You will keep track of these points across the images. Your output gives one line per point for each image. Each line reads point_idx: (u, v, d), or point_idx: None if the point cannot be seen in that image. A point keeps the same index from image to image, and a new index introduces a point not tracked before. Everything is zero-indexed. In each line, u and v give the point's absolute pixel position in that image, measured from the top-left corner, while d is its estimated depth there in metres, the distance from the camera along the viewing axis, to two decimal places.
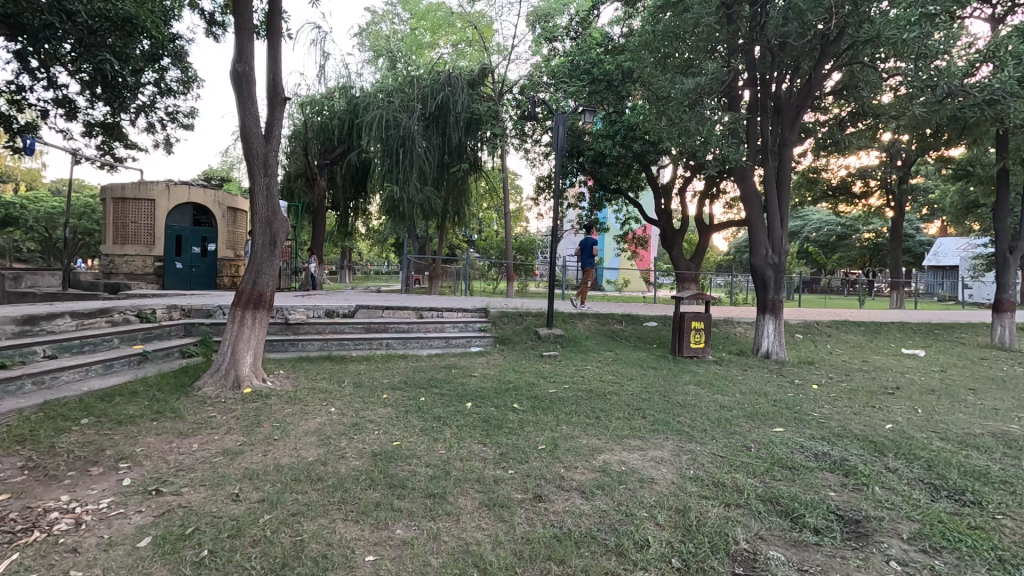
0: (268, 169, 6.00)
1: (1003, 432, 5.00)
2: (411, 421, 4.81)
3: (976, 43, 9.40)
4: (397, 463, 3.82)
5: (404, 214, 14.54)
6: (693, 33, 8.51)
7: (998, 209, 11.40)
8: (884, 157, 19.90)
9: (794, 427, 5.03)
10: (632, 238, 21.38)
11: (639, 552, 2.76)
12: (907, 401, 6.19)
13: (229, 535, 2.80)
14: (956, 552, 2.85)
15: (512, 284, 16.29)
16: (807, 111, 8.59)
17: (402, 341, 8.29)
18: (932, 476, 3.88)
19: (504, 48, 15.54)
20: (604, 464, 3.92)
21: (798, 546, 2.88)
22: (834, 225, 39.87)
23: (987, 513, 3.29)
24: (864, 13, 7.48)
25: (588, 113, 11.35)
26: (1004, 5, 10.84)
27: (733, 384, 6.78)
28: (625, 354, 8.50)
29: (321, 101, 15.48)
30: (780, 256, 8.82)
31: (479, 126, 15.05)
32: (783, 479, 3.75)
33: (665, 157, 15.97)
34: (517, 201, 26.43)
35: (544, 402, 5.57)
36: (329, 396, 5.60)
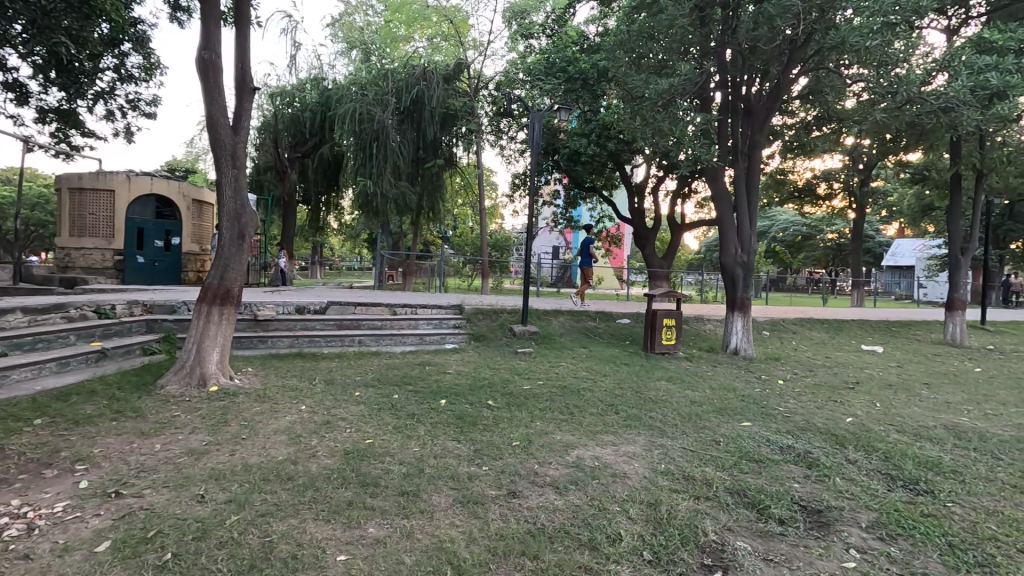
0: (236, 161, 5.83)
1: (955, 424, 5.25)
2: (384, 419, 4.75)
3: (933, 53, 9.81)
4: (369, 462, 3.76)
5: (377, 209, 14.31)
6: (667, 35, 8.65)
7: (952, 213, 11.90)
8: (847, 160, 20.61)
9: (760, 422, 5.17)
10: (607, 236, 21.59)
11: (611, 546, 2.80)
12: (867, 396, 6.44)
13: (193, 537, 2.72)
14: (910, 539, 2.98)
15: (487, 281, 16.28)
16: (775, 114, 8.83)
17: (375, 338, 8.18)
18: (889, 467, 4.05)
19: (480, 44, 15.48)
20: (577, 460, 3.95)
21: (765, 537, 2.97)
22: (799, 225, 41.25)
23: (940, 502, 3.45)
24: (830, 20, 7.65)
25: (563, 111, 11.38)
26: (959, 17, 11.35)
27: (703, 380, 6.94)
28: (599, 351, 8.59)
29: (292, 92, 15.11)
30: (748, 255, 9.03)
31: (454, 121, 14.94)
32: (750, 472, 3.86)
33: (639, 157, 16.14)
34: (492, 199, 26.40)
35: (518, 398, 5.58)
36: (298, 394, 5.48)
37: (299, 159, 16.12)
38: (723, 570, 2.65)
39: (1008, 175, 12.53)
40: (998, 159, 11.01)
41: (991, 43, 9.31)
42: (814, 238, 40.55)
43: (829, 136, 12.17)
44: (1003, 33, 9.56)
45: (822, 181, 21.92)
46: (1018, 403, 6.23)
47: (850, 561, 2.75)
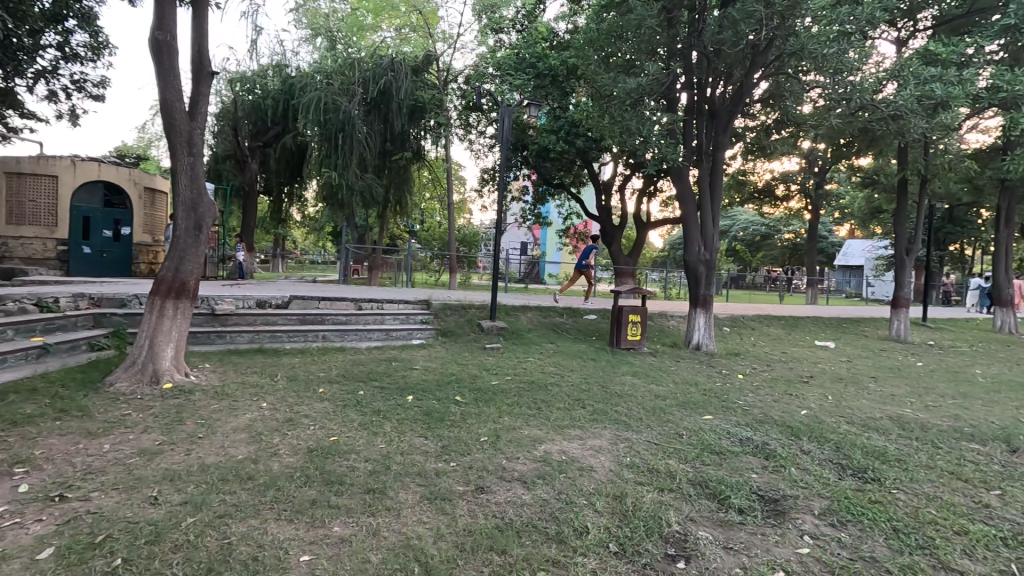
0: (193, 148, 5.58)
1: (899, 416, 5.56)
2: (350, 416, 4.66)
3: (884, 62, 10.30)
4: (334, 459, 3.68)
5: (343, 202, 14.04)
6: (636, 35, 8.74)
7: (898, 216, 12.56)
8: (804, 163, 21.44)
9: (722, 415, 5.35)
10: (574, 233, 21.79)
11: (578, 539, 2.83)
12: (820, 389, 6.75)
13: (146, 541, 2.60)
14: (858, 524, 3.14)
15: (455, 276, 16.18)
16: (738, 116, 9.09)
17: (340, 333, 8.00)
18: (840, 456, 4.25)
19: (449, 36, 15.30)
20: (545, 454, 3.98)
21: (725, 526, 3.07)
22: (759, 225, 42.81)
23: (885, 489, 3.65)
24: (791, 26, 7.90)
25: (532, 107, 11.38)
26: (908, 29, 11.92)
27: (667, 375, 7.11)
28: (566, 347, 8.66)
29: (253, 78, 14.67)
30: (711, 253, 9.30)
31: (423, 114, 14.74)
32: (712, 464, 3.98)
33: (606, 154, 16.33)
34: (460, 193, 26.22)
35: (487, 394, 5.59)
36: (261, 391, 5.32)
37: (261, 149, 15.58)
38: (686, 559, 2.73)
39: (948, 181, 13.32)
40: (941, 165, 11.68)
41: (936, 56, 9.84)
42: (772, 238, 42.09)
43: (788, 139, 12.62)
44: (946, 46, 10.13)
45: (780, 184, 22.75)
46: (955, 394, 6.67)
47: (804, 547, 2.87)
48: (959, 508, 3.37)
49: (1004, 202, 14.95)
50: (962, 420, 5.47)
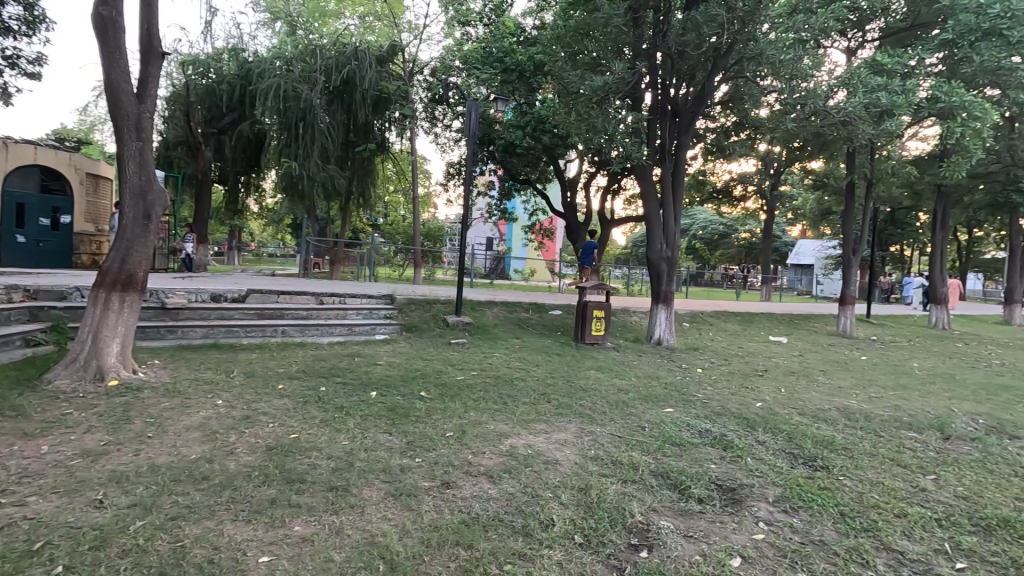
0: (141, 133, 5.28)
1: (845, 407, 5.87)
2: (311, 413, 4.53)
3: (835, 70, 10.80)
4: (295, 457, 3.58)
5: (304, 193, 13.64)
6: (603, 33, 8.81)
7: (846, 218, 13.20)
8: (760, 165, 22.22)
9: (682, 407, 5.50)
10: (540, 229, 21.88)
11: (544, 531, 2.85)
12: (774, 382, 7.04)
13: (90, 546, 2.46)
14: (809, 510, 3.30)
15: (419, 271, 16.00)
16: (700, 117, 9.29)
17: (300, 329, 7.76)
18: (792, 446, 4.45)
19: (416, 27, 15.06)
20: (510, 449, 3.99)
21: (685, 515, 3.16)
22: (717, 224, 44.19)
23: (833, 476, 3.84)
24: (750, 31, 8.14)
25: (499, 101, 11.32)
26: (857, 40, 12.55)
27: (630, 369, 7.25)
28: (532, 342, 8.71)
29: (207, 62, 13.91)
30: (672, 250, 9.53)
31: (388, 106, 14.42)
32: (673, 455, 4.09)
33: (572, 151, 16.39)
34: (425, 187, 25.89)
35: (452, 389, 5.55)
36: (215, 388, 5.11)
37: (215, 136, 14.86)
38: (649, 548, 2.79)
39: (891, 185, 14.10)
40: (886, 170, 12.32)
41: (883, 66, 10.36)
42: (729, 237, 43.56)
43: (746, 141, 13.05)
44: (891, 58, 10.69)
45: (738, 184, 23.48)
46: (895, 386, 7.09)
47: (759, 533, 2.98)
48: (899, 493, 3.58)
49: (940, 206, 15.88)
50: (901, 410, 5.82)
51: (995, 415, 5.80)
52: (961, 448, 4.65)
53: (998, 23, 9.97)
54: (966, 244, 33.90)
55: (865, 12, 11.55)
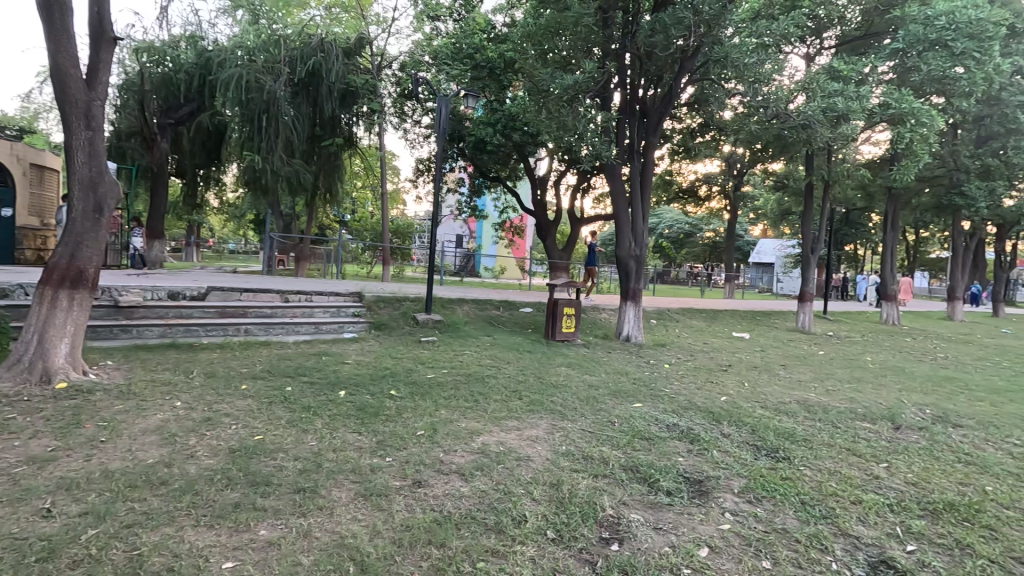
0: (91, 122, 5.01)
1: (804, 399, 6.11)
2: (276, 414, 4.40)
3: (795, 75, 11.18)
4: (260, 459, 3.47)
5: (268, 187, 13.37)
6: (573, 32, 8.86)
7: (805, 218, 13.68)
8: (724, 166, 22.80)
9: (651, 402, 5.61)
10: (510, 227, 21.88)
11: (517, 528, 2.86)
12: (737, 376, 7.28)
13: (38, 558, 2.32)
14: (772, 499, 3.41)
15: (388, 268, 15.79)
16: (667, 118, 9.45)
17: (264, 327, 7.54)
18: (755, 438, 4.59)
19: (384, 20, 14.80)
20: (482, 446, 3.98)
21: (654, 508, 3.22)
22: (682, 224, 45.15)
23: (794, 466, 3.99)
24: (716, 35, 8.30)
25: (470, 98, 11.25)
26: (815, 46, 12.95)
27: (600, 365, 7.35)
28: (503, 339, 8.70)
29: (162, 50, 13.26)
30: (641, 249, 9.67)
31: (355, 100, 14.21)
32: (642, 449, 4.16)
33: (542, 150, 16.34)
34: (393, 183, 25.53)
35: (423, 387, 5.49)
36: (173, 389, 4.90)
37: (172, 127, 14.25)
38: (619, 541, 2.83)
39: (846, 187, 14.73)
40: (842, 173, 12.86)
41: (839, 73, 10.79)
42: (695, 236, 44.64)
43: (711, 142, 13.39)
44: (847, 65, 11.14)
45: (703, 185, 23.95)
46: (851, 379, 7.43)
47: (725, 523, 3.07)
48: (856, 481, 3.75)
49: (890, 207, 16.50)
50: (856, 402, 6.10)
51: (940, 405, 6.14)
52: (910, 437, 4.90)
53: (944, 34, 10.43)
54: (914, 244, 35.76)
55: (823, 20, 11.94)
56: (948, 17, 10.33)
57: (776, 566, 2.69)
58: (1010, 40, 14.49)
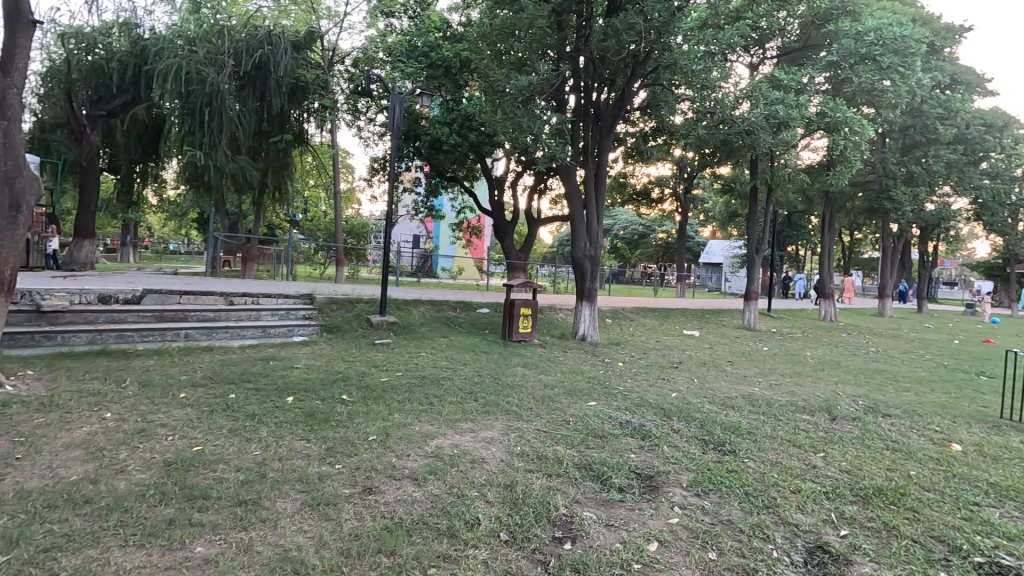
0: (6, 112, 4.59)
1: (749, 394, 6.38)
2: (217, 423, 4.18)
3: (740, 83, 11.69)
4: (197, 471, 3.28)
5: (211, 184, 12.74)
6: (527, 34, 8.89)
7: (750, 220, 14.29)
8: (675, 169, 23.53)
9: (605, 400, 5.70)
10: (468, 227, 21.80)
11: (469, 531, 2.83)
12: (688, 373, 7.52)
13: None
14: (719, 492, 3.52)
15: (342, 269, 15.38)
16: (620, 121, 9.62)
17: (207, 332, 7.18)
18: (703, 432, 4.75)
19: (336, 14, 14.42)
20: (436, 449, 3.92)
21: (607, 505, 3.27)
22: (637, 225, 46.29)
23: (739, 459, 4.14)
24: (665, 41, 8.55)
25: (425, 96, 11.10)
26: (758, 56, 13.57)
27: (556, 364, 7.43)
28: (459, 340, 8.64)
29: (92, 36, 12.44)
30: (596, 249, 9.82)
31: (305, 95, 13.77)
32: (595, 447, 4.22)
33: (500, 150, 16.34)
34: (347, 181, 24.95)
35: (376, 391, 5.37)
36: (102, 400, 4.57)
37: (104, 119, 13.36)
38: (572, 540, 2.85)
39: (788, 191, 15.48)
40: (783, 177, 13.51)
41: (780, 82, 11.37)
42: (648, 237, 45.90)
43: (663, 146, 13.79)
44: (787, 74, 11.73)
45: (655, 187, 24.57)
46: (792, 373, 7.83)
47: (675, 518, 3.15)
48: (796, 471, 3.93)
49: (827, 211, 17.40)
50: (796, 395, 6.42)
51: (872, 396, 6.55)
52: (844, 427, 5.19)
53: (873, 49, 11.18)
54: (848, 245, 38.12)
55: (765, 31, 12.46)
56: (876, 34, 11.20)
57: (722, 556, 2.78)
58: (929, 57, 15.73)
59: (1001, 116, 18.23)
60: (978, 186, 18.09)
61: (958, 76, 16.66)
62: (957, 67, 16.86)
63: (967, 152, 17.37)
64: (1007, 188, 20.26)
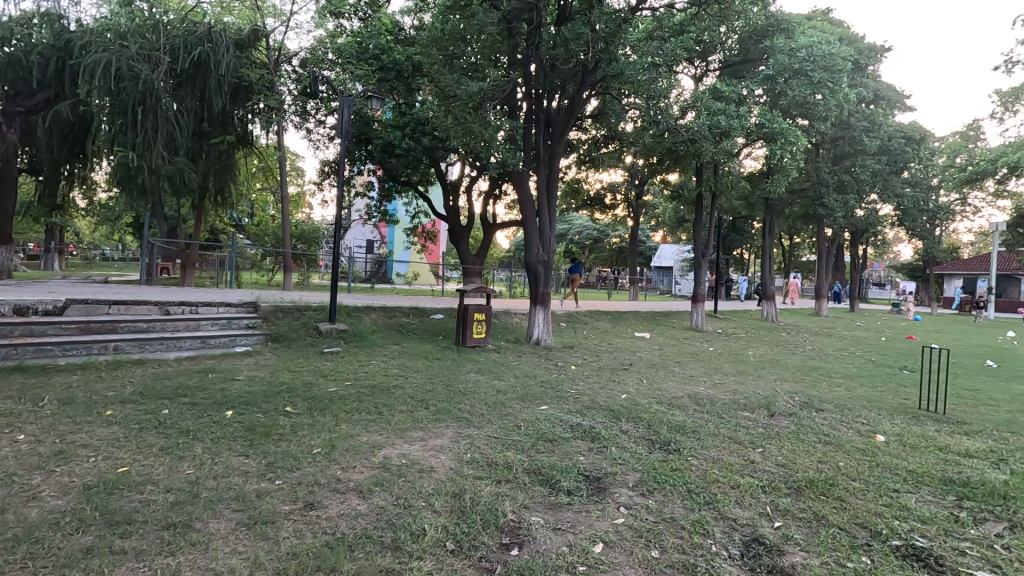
0: None
1: (695, 393, 6.60)
2: (147, 441, 3.94)
3: (683, 94, 12.16)
4: (122, 495, 3.07)
5: (146, 188, 12.00)
6: (478, 40, 8.91)
7: (698, 225, 14.81)
8: (627, 176, 24.16)
9: (556, 404, 5.76)
10: (423, 232, 21.57)
11: (415, 543, 2.78)
12: (637, 374, 7.73)
13: None
14: (663, 491, 3.62)
15: (291, 276, 14.71)
16: (571, 128, 9.76)
17: (139, 344, 6.77)
18: (649, 432, 4.89)
19: (281, 12, 13.99)
20: (384, 460, 3.84)
21: (555, 508, 3.29)
22: (590, 230, 47.20)
23: (683, 457, 4.28)
24: (613, 52, 8.76)
25: (376, 99, 10.91)
26: (702, 68, 14.09)
27: (509, 369, 7.44)
28: (411, 347, 8.51)
29: (9, 26, 11.52)
30: (549, 254, 9.92)
31: (249, 95, 13.28)
32: (545, 451, 4.26)
33: (454, 155, 16.24)
34: (296, 184, 24.22)
35: (322, 402, 5.21)
36: (14, 421, 4.21)
37: (22, 116, 12.37)
38: (519, 546, 2.85)
39: (732, 197, 16.19)
40: (727, 184, 14.12)
41: (721, 94, 11.90)
42: (602, 241, 46.93)
43: (613, 154, 14.14)
44: (729, 87, 12.28)
45: (608, 193, 25.10)
46: (736, 372, 8.18)
47: (620, 518, 3.21)
48: (735, 467, 4.09)
49: (768, 216, 18.26)
50: (738, 393, 6.70)
51: (807, 392, 6.93)
52: (781, 422, 5.47)
53: (804, 65, 11.95)
54: (788, 248, 40.28)
55: (708, 45, 13.01)
56: (807, 51, 12.00)
57: (664, 554, 2.86)
58: (855, 74, 16.92)
59: (919, 130, 19.81)
60: (900, 195, 19.54)
61: (880, 92, 17.94)
62: (880, 83, 18.17)
63: (890, 162, 18.74)
64: (925, 196, 22.04)
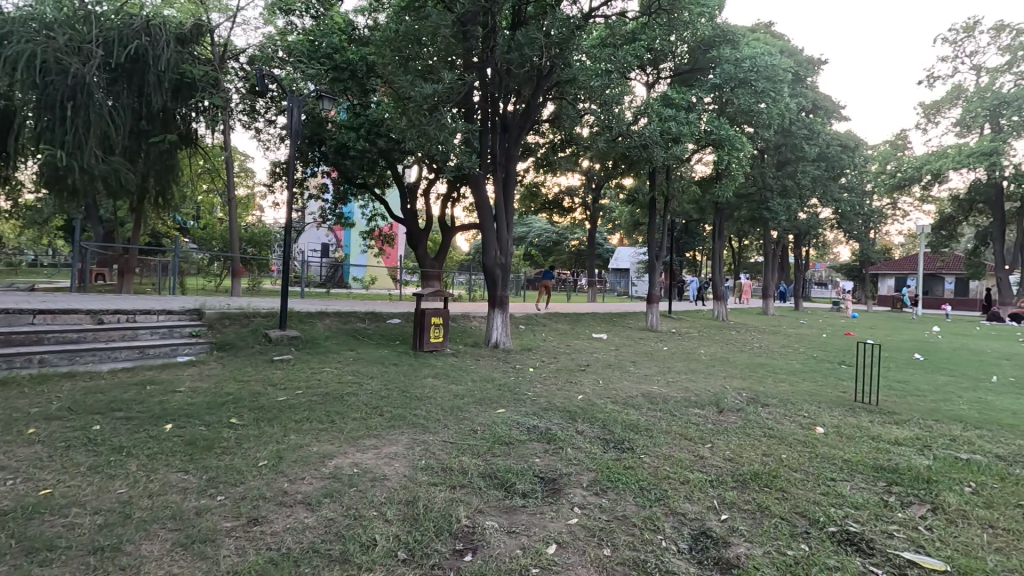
0: None
1: (648, 392, 6.77)
2: (73, 460, 3.67)
3: (636, 100, 12.48)
4: (43, 519, 2.86)
5: (78, 188, 11.28)
6: (433, 41, 8.85)
7: (652, 228, 15.22)
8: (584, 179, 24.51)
9: (513, 407, 5.76)
10: (380, 236, 21.18)
11: (364, 554, 2.71)
12: (594, 375, 7.84)
13: None
14: (616, 490, 3.67)
15: (239, 281, 14.17)
16: (527, 131, 9.79)
17: (67, 356, 6.33)
18: (604, 432, 4.98)
19: (227, 7, 13.50)
20: (335, 470, 3.73)
21: (510, 512, 3.29)
22: (550, 232, 47.64)
23: (636, 455, 4.37)
24: (568, 58, 8.86)
25: (327, 99, 10.58)
26: (654, 75, 14.52)
27: (467, 373, 7.40)
28: (367, 353, 8.33)
29: None
30: (506, 257, 9.92)
31: (192, 92, 12.69)
32: (501, 454, 4.25)
33: (411, 158, 16.03)
34: (246, 186, 23.29)
35: (270, 412, 5.02)
36: None
37: None
38: (473, 551, 2.83)
39: (683, 200, 16.73)
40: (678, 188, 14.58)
41: (672, 101, 12.30)
42: (562, 244, 47.47)
43: (570, 157, 14.34)
44: (680, 94, 12.69)
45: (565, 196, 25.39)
46: (689, 370, 8.43)
47: (573, 518, 3.24)
48: (685, 463, 4.21)
49: (719, 219, 18.92)
50: (690, 390, 6.92)
51: (754, 388, 7.22)
52: (730, 418, 5.67)
53: (749, 75, 12.55)
54: (737, 250, 41.91)
55: (658, 54, 13.44)
56: (751, 61, 12.63)
57: (615, 552, 2.90)
58: (796, 85, 17.84)
59: (853, 138, 21.10)
60: (837, 200, 20.75)
61: (819, 102, 18.98)
62: (818, 94, 19.25)
63: (828, 168, 19.86)
64: (859, 200, 23.46)
